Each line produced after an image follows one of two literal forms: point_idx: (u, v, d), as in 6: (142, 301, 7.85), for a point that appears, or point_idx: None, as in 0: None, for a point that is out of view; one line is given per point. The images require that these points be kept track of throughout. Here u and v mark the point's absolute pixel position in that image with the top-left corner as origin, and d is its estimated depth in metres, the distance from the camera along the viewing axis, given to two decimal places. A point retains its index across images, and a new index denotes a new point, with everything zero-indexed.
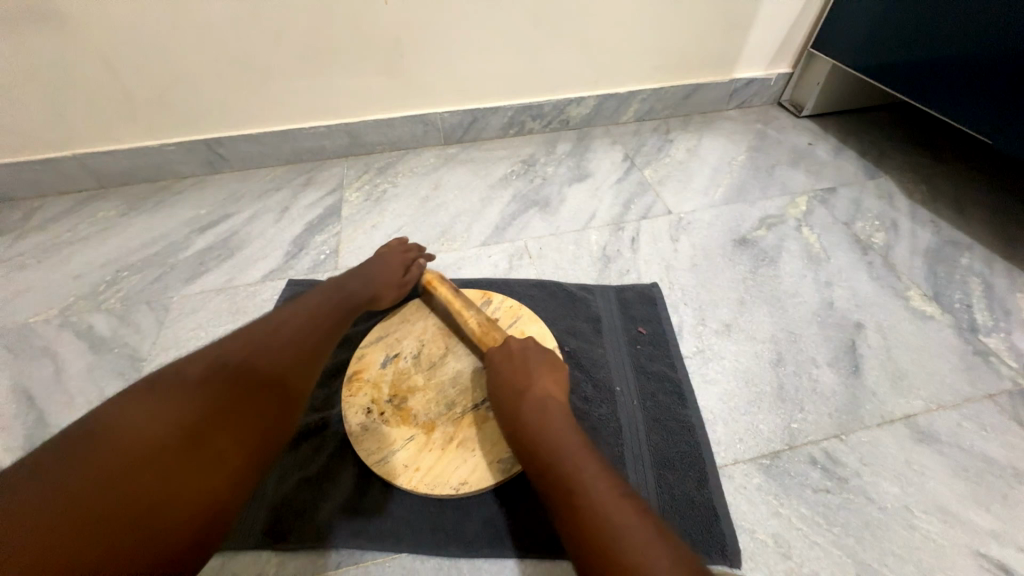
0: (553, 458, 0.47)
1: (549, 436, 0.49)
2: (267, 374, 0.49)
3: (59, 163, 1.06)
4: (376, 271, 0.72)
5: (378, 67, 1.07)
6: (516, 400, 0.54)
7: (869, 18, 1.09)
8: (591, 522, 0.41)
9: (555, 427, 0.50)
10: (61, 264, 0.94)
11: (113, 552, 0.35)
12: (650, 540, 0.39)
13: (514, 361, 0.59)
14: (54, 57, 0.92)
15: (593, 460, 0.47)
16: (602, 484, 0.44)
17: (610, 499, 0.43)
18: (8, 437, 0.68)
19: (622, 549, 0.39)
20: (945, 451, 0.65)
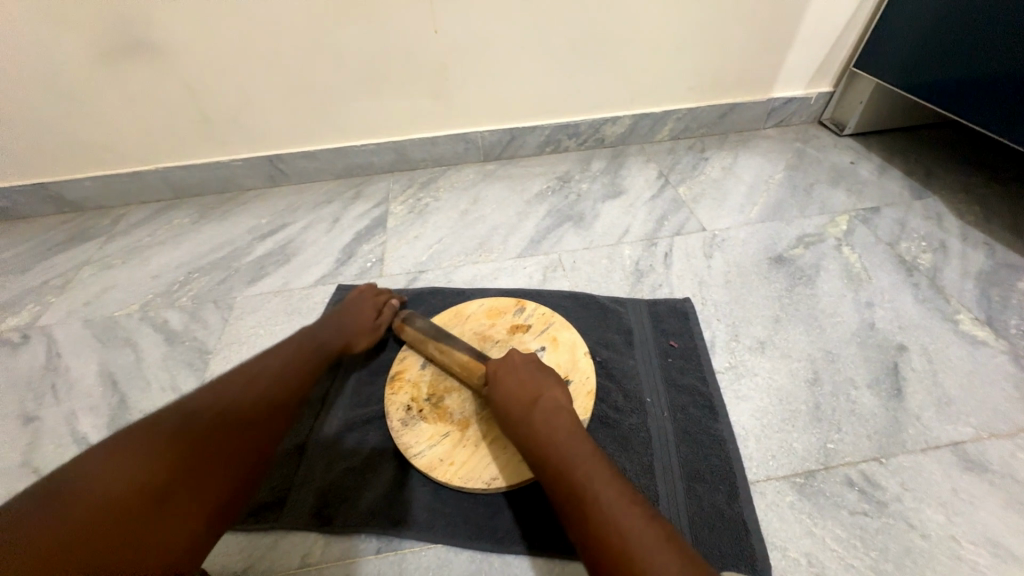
0: (562, 462, 0.48)
1: (559, 442, 0.50)
2: (263, 411, 0.54)
3: (144, 175, 1.20)
4: (346, 319, 0.75)
5: (426, 90, 1.15)
6: (523, 408, 0.55)
7: (916, 37, 1.08)
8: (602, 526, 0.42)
9: (564, 434, 0.51)
10: (142, 265, 1.05)
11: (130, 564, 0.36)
12: (659, 543, 0.40)
13: (520, 374, 0.59)
14: (149, 84, 1.05)
15: (601, 465, 0.47)
16: (611, 489, 0.45)
17: (619, 505, 0.43)
18: (96, 415, 0.76)
19: (633, 552, 0.39)
20: (995, 481, 0.62)
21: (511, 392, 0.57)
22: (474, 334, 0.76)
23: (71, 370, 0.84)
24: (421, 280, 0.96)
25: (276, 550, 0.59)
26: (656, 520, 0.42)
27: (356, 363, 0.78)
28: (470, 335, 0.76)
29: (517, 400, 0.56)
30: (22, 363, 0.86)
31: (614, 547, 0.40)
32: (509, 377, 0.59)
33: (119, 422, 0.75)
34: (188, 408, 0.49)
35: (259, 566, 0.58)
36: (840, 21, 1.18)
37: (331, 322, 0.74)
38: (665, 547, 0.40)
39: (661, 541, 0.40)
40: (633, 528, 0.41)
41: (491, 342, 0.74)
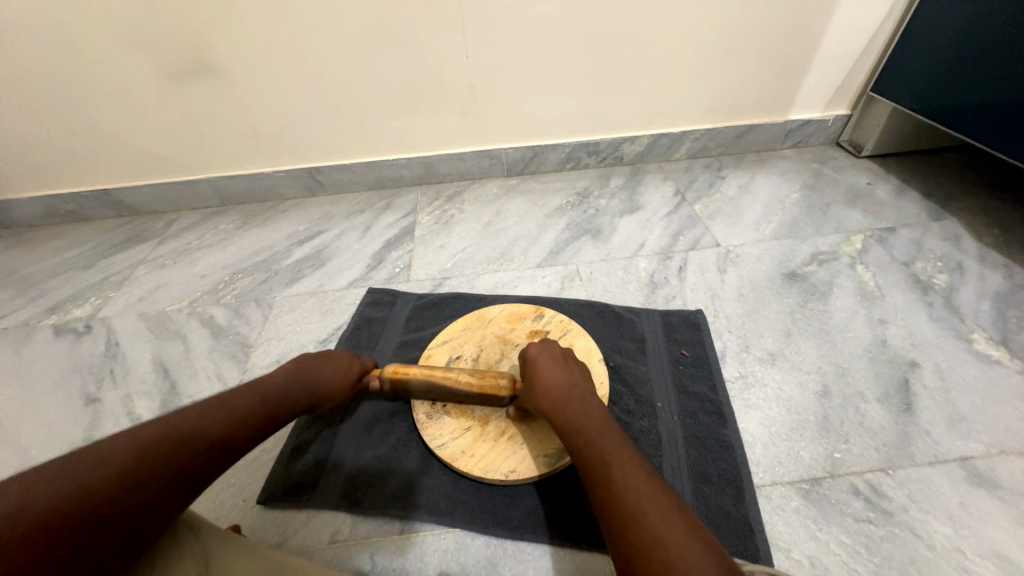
0: (588, 442, 0.51)
1: (584, 425, 0.53)
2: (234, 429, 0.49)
3: (195, 183, 1.30)
4: (321, 380, 0.64)
5: (455, 109, 1.23)
6: (551, 392, 0.58)
7: (933, 62, 1.11)
8: (619, 499, 0.44)
9: (590, 418, 0.54)
10: (191, 265, 1.14)
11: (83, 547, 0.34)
12: (672, 518, 0.41)
13: (556, 362, 0.63)
14: (206, 102, 1.16)
15: (623, 445, 0.50)
16: (630, 466, 0.47)
17: (635, 478, 0.45)
18: (149, 398, 0.84)
19: (646, 524, 0.41)
20: (1005, 497, 0.63)
21: (541, 376, 0.61)
22: (495, 337, 0.81)
23: (128, 358, 0.92)
24: (445, 286, 1.02)
25: (307, 527, 0.64)
26: (671, 497, 0.43)
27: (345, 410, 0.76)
28: (491, 338, 0.81)
29: (546, 383, 0.59)
30: (85, 349, 0.95)
31: (628, 519, 0.42)
32: (541, 361, 0.62)
33: (170, 405, 0.82)
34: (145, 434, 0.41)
35: (292, 540, 0.63)
36: (857, 47, 1.22)
37: (306, 367, 0.63)
38: (677, 522, 0.41)
39: (672, 514, 0.41)
40: (647, 501, 0.43)
41: (511, 345, 0.79)
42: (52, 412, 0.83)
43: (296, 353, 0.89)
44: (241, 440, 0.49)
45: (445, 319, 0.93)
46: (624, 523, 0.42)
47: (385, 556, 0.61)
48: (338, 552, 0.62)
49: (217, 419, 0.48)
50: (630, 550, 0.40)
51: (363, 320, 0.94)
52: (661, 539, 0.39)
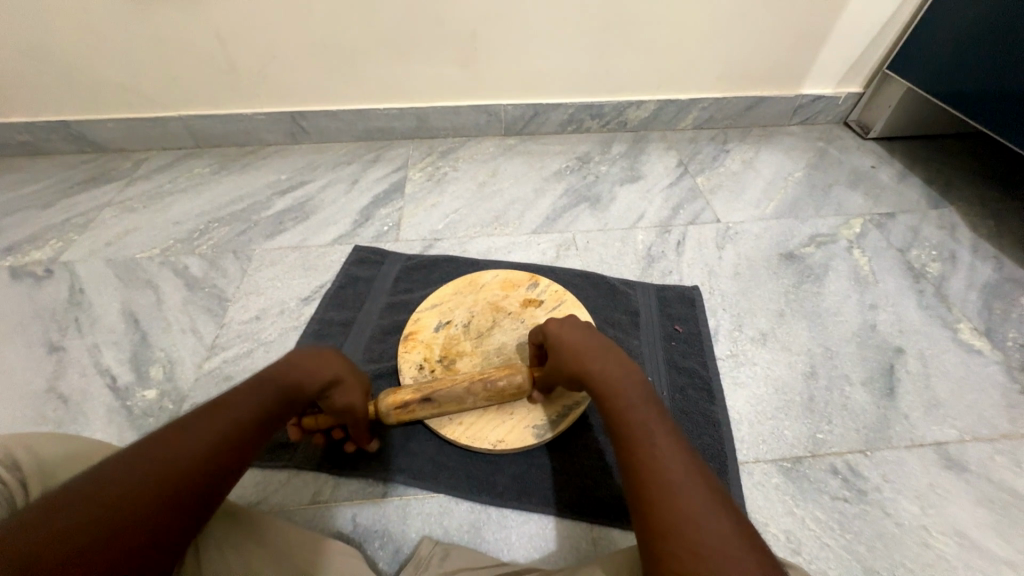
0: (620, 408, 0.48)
1: (616, 390, 0.50)
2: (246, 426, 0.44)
3: (166, 121, 1.20)
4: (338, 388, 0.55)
5: (453, 57, 1.15)
6: (582, 350, 0.54)
7: (954, 42, 1.06)
8: (651, 474, 0.42)
9: (622, 383, 0.51)
10: (163, 211, 1.07)
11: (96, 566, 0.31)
12: (705, 501, 0.39)
13: (583, 327, 0.57)
14: (175, 29, 1.04)
15: (658, 418, 0.47)
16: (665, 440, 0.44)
17: (677, 460, 0.42)
18: (119, 349, 0.79)
19: (678, 504, 0.39)
20: (972, 480, 0.66)
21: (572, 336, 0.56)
22: (488, 303, 0.78)
23: (95, 306, 0.86)
24: (436, 248, 0.98)
25: (288, 486, 0.63)
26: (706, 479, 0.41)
27: None
28: (482, 304, 0.78)
29: (578, 345, 0.55)
30: (47, 295, 0.89)
31: (658, 496, 0.40)
32: (569, 330, 0.57)
33: (141, 358, 0.78)
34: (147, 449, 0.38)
35: (272, 499, 0.62)
36: (879, 20, 1.16)
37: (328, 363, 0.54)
38: (713, 507, 0.39)
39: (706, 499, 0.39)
40: (681, 482, 0.41)
41: (504, 313, 0.76)
42: (13, 359, 0.78)
43: (276, 310, 0.85)
44: (248, 431, 0.44)
45: (435, 281, 0.89)
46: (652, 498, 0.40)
47: (368, 517, 0.61)
48: (320, 512, 0.61)
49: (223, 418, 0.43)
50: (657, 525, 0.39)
51: (349, 279, 0.89)
52: (694, 524, 0.38)
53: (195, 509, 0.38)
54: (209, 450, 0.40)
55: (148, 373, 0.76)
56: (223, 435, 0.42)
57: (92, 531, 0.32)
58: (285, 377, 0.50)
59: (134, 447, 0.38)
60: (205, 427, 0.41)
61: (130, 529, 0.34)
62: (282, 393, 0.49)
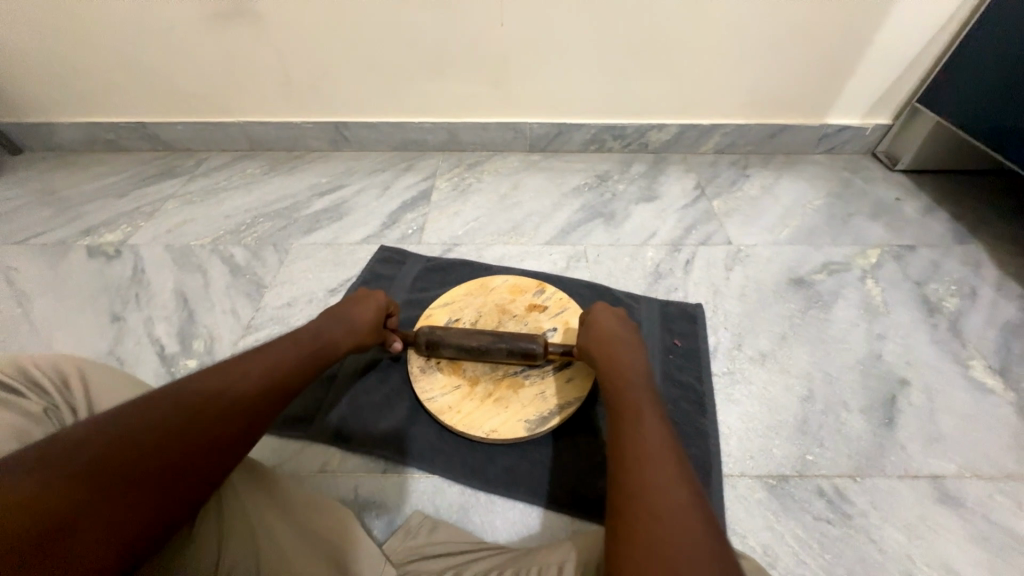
0: (627, 400, 0.54)
1: (625, 385, 0.56)
2: (258, 394, 0.49)
3: (228, 126, 1.34)
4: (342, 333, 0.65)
5: (486, 77, 1.23)
6: (608, 351, 0.62)
7: (986, 77, 1.05)
8: (634, 453, 0.46)
9: (632, 383, 0.56)
10: (217, 205, 1.19)
11: (122, 500, 0.37)
12: (676, 491, 0.42)
13: (609, 330, 0.65)
14: (243, 45, 1.18)
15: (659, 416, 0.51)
16: (657, 434, 0.48)
17: (658, 441, 0.47)
18: (169, 323, 0.90)
19: (650, 484, 0.43)
20: (966, 516, 0.65)
21: (597, 335, 0.65)
22: (495, 305, 0.84)
23: (152, 285, 0.98)
24: (454, 252, 1.05)
25: (300, 455, 0.70)
26: (686, 474, 0.44)
27: (347, 379, 0.77)
28: (490, 305, 0.84)
29: (605, 342, 0.63)
30: (114, 272, 1.01)
31: (632, 475, 0.44)
32: (600, 324, 0.66)
33: (187, 332, 0.88)
34: (168, 399, 0.43)
35: (285, 465, 0.69)
36: (908, 54, 1.16)
37: (330, 324, 0.65)
38: (683, 500, 0.41)
39: (679, 489, 0.42)
40: (658, 468, 0.44)
41: (509, 315, 0.82)
42: (81, 325, 0.90)
43: (306, 298, 0.94)
44: (264, 398, 0.50)
45: (450, 283, 0.96)
46: (628, 474, 0.45)
47: (369, 489, 0.67)
48: (326, 480, 0.68)
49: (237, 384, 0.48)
50: (625, 496, 0.43)
51: (372, 275, 0.97)
52: (656, 504, 0.41)
53: (209, 465, 0.44)
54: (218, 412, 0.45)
55: (191, 345, 0.86)
56: (233, 398, 0.47)
57: (118, 468, 0.38)
58: (300, 354, 0.57)
59: (159, 393, 0.43)
60: (217, 391, 0.46)
61: (147, 471, 0.39)
62: (291, 366, 0.54)
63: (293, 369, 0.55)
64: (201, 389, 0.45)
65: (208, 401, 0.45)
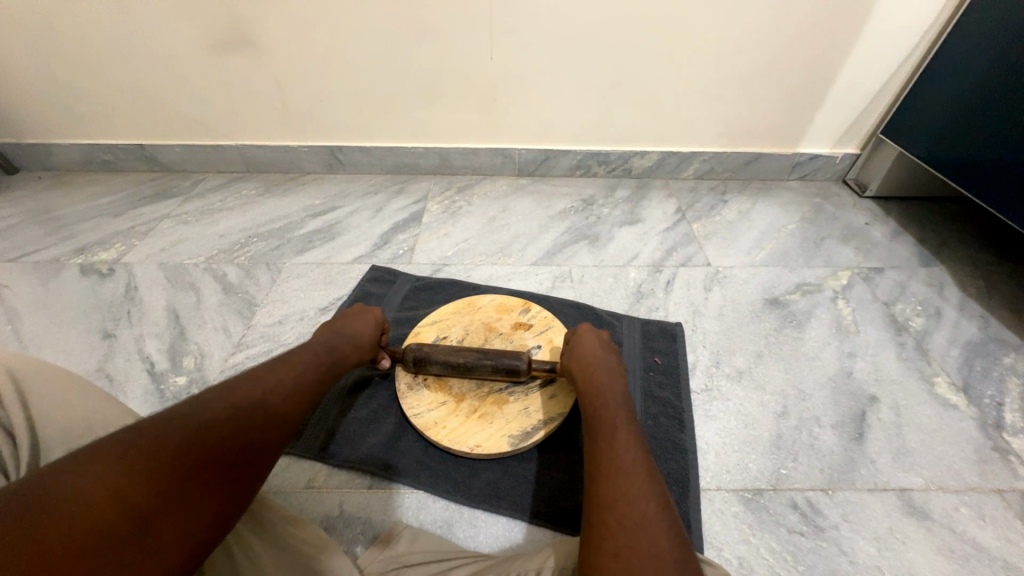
0: (603, 417, 0.57)
1: (602, 403, 0.59)
2: (266, 407, 0.49)
3: (225, 148, 1.38)
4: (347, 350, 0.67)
5: (476, 106, 1.29)
6: (588, 369, 0.65)
7: (940, 112, 1.13)
8: (606, 466, 0.49)
9: (609, 401, 0.59)
10: (211, 225, 1.22)
11: (143, 517, 0.36)
12: (644, 502, 0.44)
13: (591, 350, 0.68)
14: (243, 73, 1.23)
15: (634, 433, 0.54)
16: (631, 449, 0.50)
17: (630, 456, 0.49)
18: (159, 340, 0.91)
19: (621, 495, 0.45)
20: (933, 528, 0.67)
21: (581, 355, 0.68)
22: (482, 324, 0.86)
23: (144, 302, 0.99)
24: (443, 272, 1.08)
25: (287, 471, 0.71)
26: (655, 487, 0.46)
27: (336, 397, 0.79)
28: (477, 324, 0.86)
29: (588, 362, 0.66)
30: (106, 290, 1.03)
31: (604, 488, 0.47)
32: (583, 344, 0.69)
33: (177, 349, 0.90)
34: (177, 417, 0.43)
35: (271, 481, 0.70)
36: (870, 90, 1.25)
37: (334, 342, 0.66)
38: (648, 512, 0.43)
39: (648, 501, 0.44)
40: (628, 480, 0.46)
41: (495, 333, 0.85)
42: (72, 342, 0.91)
43: (297, 316, 0.96)
44: (271, 412, 0.50)
45: (439, 302, 0.99)
46: (601, 487, 0.47)
47: (354, 505, 0.68)
48: (312, 496, 0.68)
49: (244, 398, 0.48)
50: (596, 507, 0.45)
51: (363, 294, 1.00)
52: (624, 514, 0.43)
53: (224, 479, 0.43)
54: (221, 432, 0.44)
55: (181, 362, 0.87)
56: (233, 415, 0.46)
57: (136, 485, 0.37)
58: (305, 371, 0.58)
59: (171, 412, 0.43)
60: (226, 406, 0.46)
61: (162, 485, 0.38)
62: (296, 384, 0.55)
63: (300, 385, 0.55)
64: (196, 413, 0.44)
65: (208, 423, 0.44)
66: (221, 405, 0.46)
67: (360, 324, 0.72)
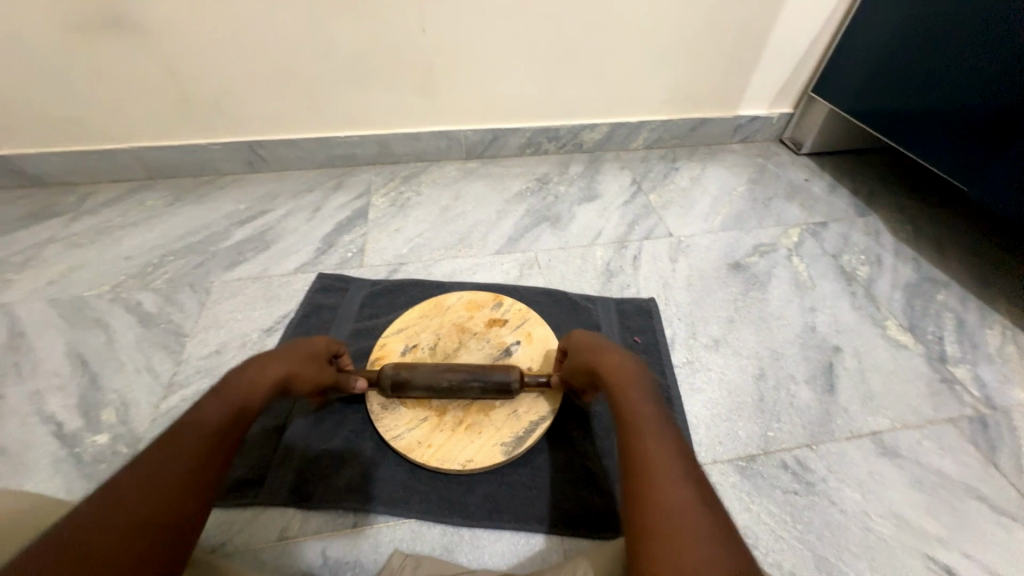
0: (633, 418, 0.51)
1: (630, 397, 0.54)
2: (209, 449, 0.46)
3: (117, 153, 1.17)
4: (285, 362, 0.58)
5: (412, 86, 1.18)
6: (605, 358, 0.59)
7: (863, 68, 1.19)
8: (651, 481, 0.44)
9: (637, 394, 0.54)
10: (113, 245, 1.03)
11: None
12: (699, 518, 0.40)
13: (601, 343, 0.62)
14: (123, 59, 1.03)
15: (671, 433, 0.50)
16: (672, 453, 0.47)
17: (673, 466, 0.45)
18: (65, 394, 0.76)
19: (670, 509, 0.41)
20: (905, 464, 0.72)
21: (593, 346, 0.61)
22: (453, 325, 0.80)
23: (38, 349, 0.82)
24: (400, 272, 0.99)
25: (254, 525, 0.62)
26: (705, 497, 0.43)
27: (298, 430, 0.70)
28: (448, 326, 0.80)
29: (603, 354, 0.60)
30: None
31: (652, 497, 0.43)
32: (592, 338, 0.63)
33: (91, 401, 0.75)
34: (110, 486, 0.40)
35: (237, 539, 0.61)
36: (799, 50, 1.28)
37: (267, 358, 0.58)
38: (706, 529, 0.39)
39: (704, 516, 0.41)
40: (677, 489, 0.43)
41: (469, 334, 0.78)
42: None
43: (237, 342, 0.84)
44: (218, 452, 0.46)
45: (401, 306, 0.90)
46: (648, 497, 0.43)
47: (339, 550, 0.60)
48: (288, 548, 0.60)
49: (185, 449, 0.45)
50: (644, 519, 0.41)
51: (313, 307, 0.89)
52: (678, 527, 0.40)
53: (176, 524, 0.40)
54: (213, 461, 0.45)
55: (99, 417, 0.73)
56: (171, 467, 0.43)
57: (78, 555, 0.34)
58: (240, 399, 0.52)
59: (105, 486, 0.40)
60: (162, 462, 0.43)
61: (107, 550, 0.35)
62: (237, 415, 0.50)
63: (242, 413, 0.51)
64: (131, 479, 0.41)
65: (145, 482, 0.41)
66: (208, 430, 0.47)
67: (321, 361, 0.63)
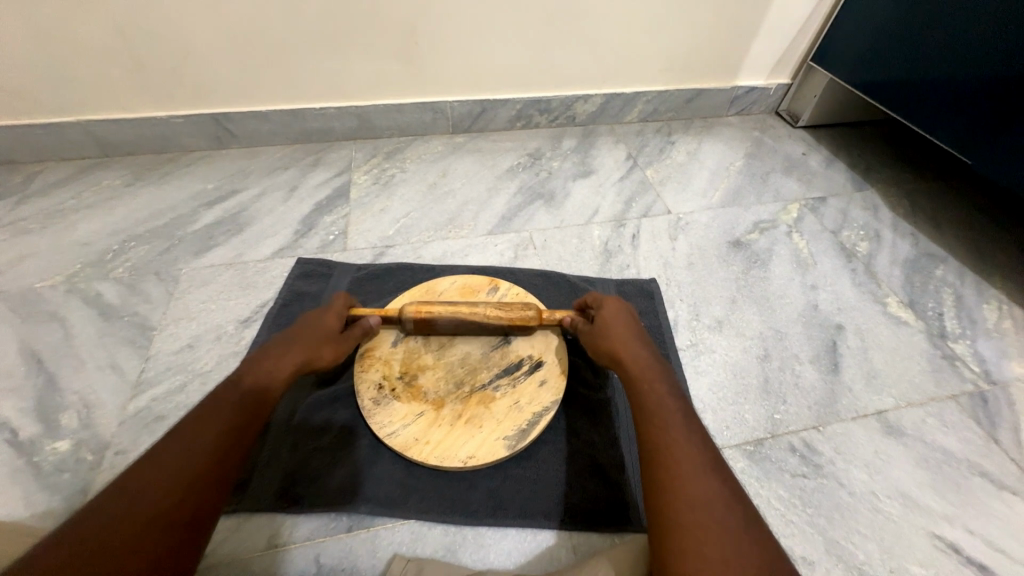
0: (655, 408, 0.51)
1: (654, 389, 0.53)
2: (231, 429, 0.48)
3: (64, 127, 1.05)
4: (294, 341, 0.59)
5: (393, 52, 1.08)
6: (626, 348, 0.58)
7: (863, 36, 1.14)
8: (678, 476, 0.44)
9: (660, 387, 0.53)
10: (65, 231, 0.93)
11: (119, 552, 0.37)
12: (725, 513, 0.41)
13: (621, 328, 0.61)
14: (58, 18, 0.90)
15: (694, 423, 0.49)
16: (694, 444, 0.47)
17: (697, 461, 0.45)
18: (18, 398, 0.69)
19: (697, 504, 0.42)
20: (910, 443, 0.71)
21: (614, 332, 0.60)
22: None
23: None
24: (387, 256, 0.93)
25: (240, 533, 0.57)
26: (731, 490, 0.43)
27: (283, 429, 0.65)
28: None
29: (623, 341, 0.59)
30: None
31: (681, 492, 0.43)
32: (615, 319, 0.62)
33: (48, 406, 0.68)
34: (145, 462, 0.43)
35: (223, 549, 0.56)
36: (800, 16, 1.22)
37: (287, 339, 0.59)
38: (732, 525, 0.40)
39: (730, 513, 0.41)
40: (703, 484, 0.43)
41: None
42: None
43: (212, 335, 0.77)
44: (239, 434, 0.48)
45: (389, 292, 0.84)
46: (678, 493, 0.43)
47: (334, 555, 0.57)
48: (279, 556, 0.56)
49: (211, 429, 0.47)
50: (669, 513, 0.42)
51: (294, 295, 0.83)
52: (708, 526, 0.40)
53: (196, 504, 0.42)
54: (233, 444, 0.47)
55: (58, 422, 0.66)
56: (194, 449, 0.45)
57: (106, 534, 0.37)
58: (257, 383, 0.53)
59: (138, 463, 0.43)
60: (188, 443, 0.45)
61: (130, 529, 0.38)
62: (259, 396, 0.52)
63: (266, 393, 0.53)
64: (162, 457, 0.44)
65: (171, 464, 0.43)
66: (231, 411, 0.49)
67: (333, 337, 0.62)
